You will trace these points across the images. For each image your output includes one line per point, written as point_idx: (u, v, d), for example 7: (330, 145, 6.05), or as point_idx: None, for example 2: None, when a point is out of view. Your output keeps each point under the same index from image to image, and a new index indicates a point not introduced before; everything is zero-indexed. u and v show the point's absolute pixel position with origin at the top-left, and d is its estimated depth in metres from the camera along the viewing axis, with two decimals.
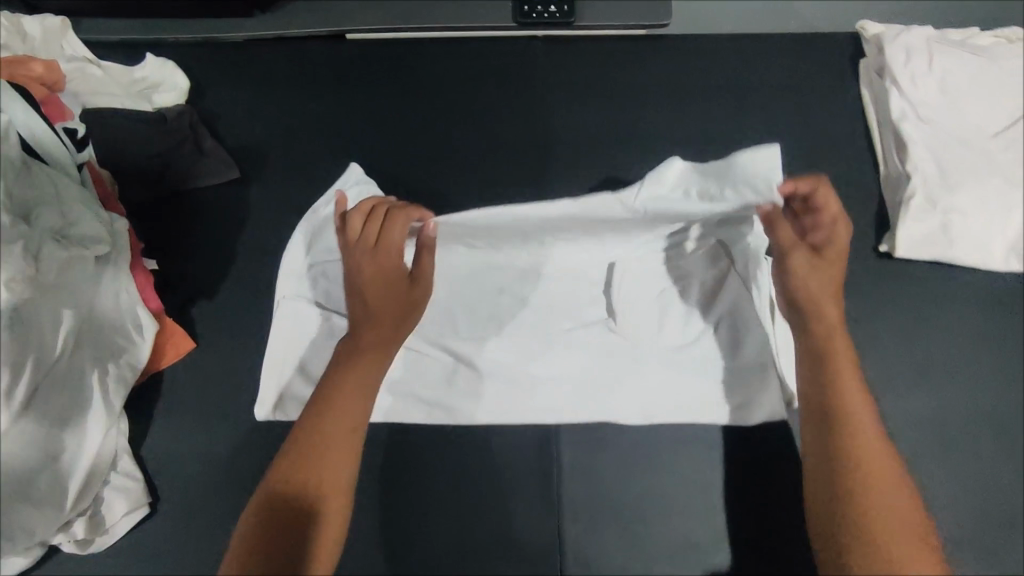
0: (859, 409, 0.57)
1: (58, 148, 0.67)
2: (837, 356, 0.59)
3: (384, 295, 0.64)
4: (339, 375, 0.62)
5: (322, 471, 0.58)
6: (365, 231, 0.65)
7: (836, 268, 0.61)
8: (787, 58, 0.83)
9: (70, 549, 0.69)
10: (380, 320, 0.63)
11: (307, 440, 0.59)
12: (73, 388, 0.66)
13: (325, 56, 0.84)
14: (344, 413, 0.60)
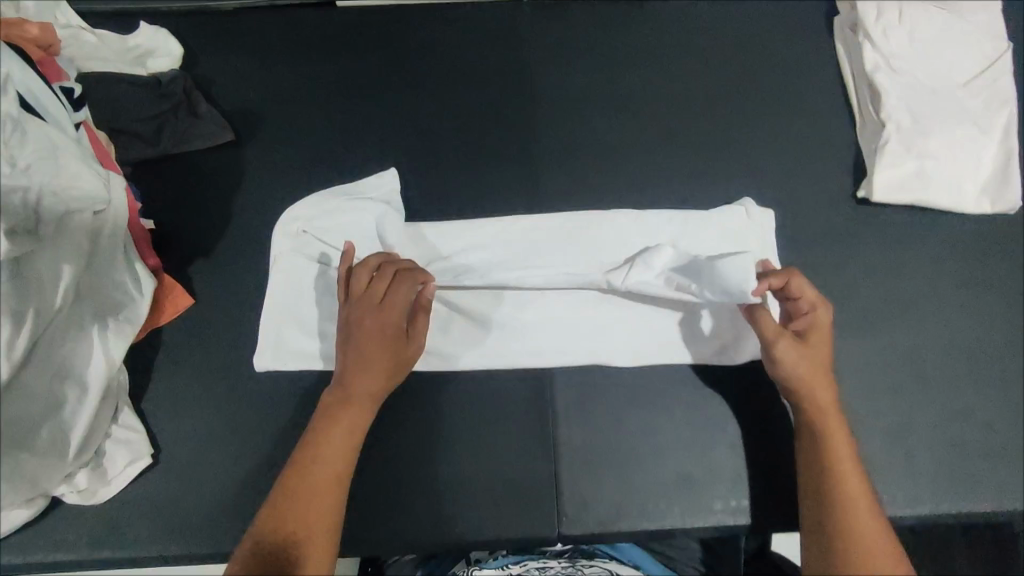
0: (838, 435, 0.63)
1: (56, 106, 0.68)
2: (827, 417, 0.64)
3: (382, 354, 0.65)
4: (335, 423, 0.63)
5: (315, 515, 0.59)
6: (367, 288, 0.67)
7: (819, 351, 0.66)
8: (763, 17, 0.86)
9: (74, 500, 0.70)
10: (375, 375, 0.65)
11: (303, 485, 0.60)
12: (73, 342, 0.68)
13: (316, 22, 0.85)
14: (330, 458, 0.62)
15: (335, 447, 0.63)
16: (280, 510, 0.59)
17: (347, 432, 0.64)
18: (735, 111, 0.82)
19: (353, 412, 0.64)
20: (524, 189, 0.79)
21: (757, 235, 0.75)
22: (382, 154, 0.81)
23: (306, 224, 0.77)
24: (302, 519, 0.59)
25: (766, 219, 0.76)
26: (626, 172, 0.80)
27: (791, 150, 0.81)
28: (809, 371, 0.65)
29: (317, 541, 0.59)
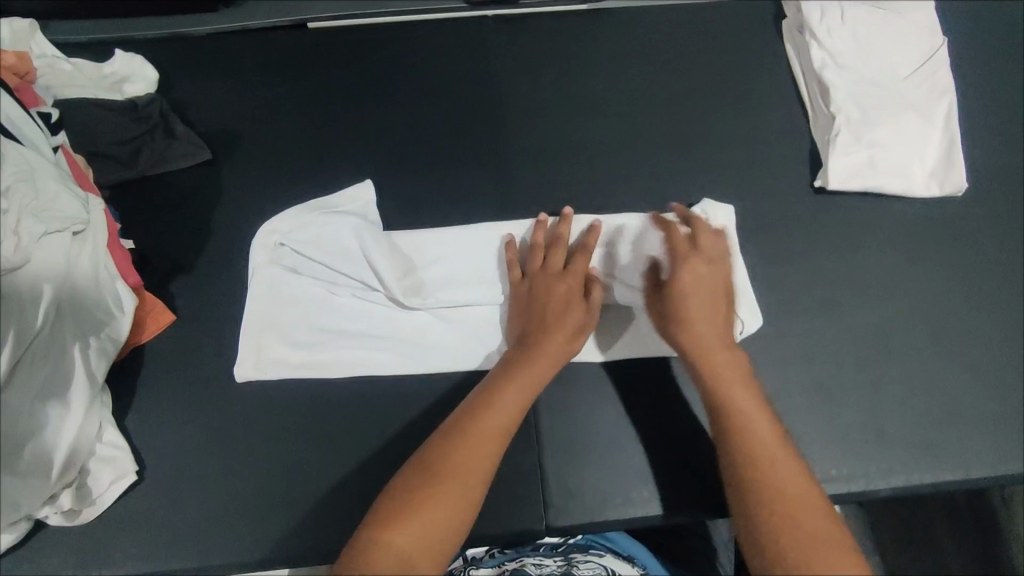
0: (734, 387, 0.63)
1: (33, 130, 0.70)
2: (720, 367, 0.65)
3: (563, 325, 0.68)
4: (508, 380, 0.65)
5: (462, 477, 0.58)
6: (550, 258, 0.73)
7: (683, 288, 0.68)
8: (717, 23, 0.90)
9: (57, 521, 0.69)
10: (546, 348, 0.67)
11: (466, 443, 0.60)
12: (55, 361, 0.68)
13: (288, 44, 0.88)
14: (505, 405, 0.63)
15: (501, 413, 0.62)
16: (429, 468, 0.58)
17: (512, 401, 0.63)
18: (695, 110, 0.86)
19: (522, 379, 0.65)
20: (497, 193, 0.82)
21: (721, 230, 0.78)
22: (357, 166, 0.83)
23: (283, 236, 0.79)
24: (448, 477, 0.58)
25: (727, 215, 0.79)
26: (596, 172, 0.83)
27: (750, 145, 0.85)
28: (678, 320, 0.67)
29: (468, 479, 0.58)
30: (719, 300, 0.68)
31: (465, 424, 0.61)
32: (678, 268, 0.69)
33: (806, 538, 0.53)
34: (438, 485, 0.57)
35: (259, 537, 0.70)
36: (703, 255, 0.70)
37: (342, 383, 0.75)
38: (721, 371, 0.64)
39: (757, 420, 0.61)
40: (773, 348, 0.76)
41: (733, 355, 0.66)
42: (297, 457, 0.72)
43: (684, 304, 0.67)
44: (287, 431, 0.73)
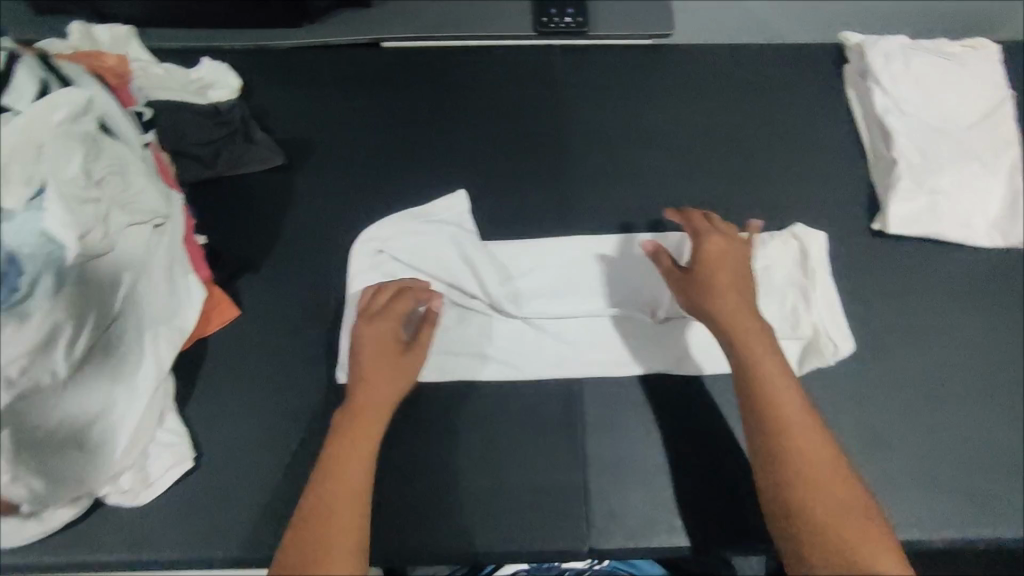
0: (760, 350, 0.66)
1: (129, 126, 0.74)
2: (747, 335, 0.67)
3: (382, 359, 0.69)
4: (341, 440, 0.66)
5: (335, 533, 0.61)
6: (370, 300, 0.72)
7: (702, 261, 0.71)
8: (780, 64, 0.92)
9: (117, 500, 0.72)
10: (382, 382, 0.68)
11: (332, 492, 0.63)
12: (127, 347, 0.72)
13: (364, 60, 0.93)
14: (346, 466, 0.64)
15: (352, 455, 0.65)
16: (302, 524, 0.62)
17: (363, 439, 0.66)
18: (754, 147, 0.88)
19: (366, 418, 0.67)
20: (555, 216, 0.84)
21: (777, 266, 0.80)
22: (423, 180, 0.86)
23: (381, 243, 0.81)
24: (326, 522, 0.61)
25: (819, 243, 0.80)
26: (653, 202, 0.85)
27: (809, 184, 0.86)
28: (708, 292, 0.69)
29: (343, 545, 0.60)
30: (744, 276, 0.71)
31: (325, 474, 0.64)
32: (710, 243, 0.72)
33: (823, 516, 0.59)
34: (322, 533, 0.61)
35: None
36: (725, 234, 0.73)
37: None
38: (750, 341, 0.67)
39: (790, 390, 0.65)
40: (823, 387, 0.76)
41: (756, 325, 0.68)
42: None
43: (720, 276, 0.70)
44: None
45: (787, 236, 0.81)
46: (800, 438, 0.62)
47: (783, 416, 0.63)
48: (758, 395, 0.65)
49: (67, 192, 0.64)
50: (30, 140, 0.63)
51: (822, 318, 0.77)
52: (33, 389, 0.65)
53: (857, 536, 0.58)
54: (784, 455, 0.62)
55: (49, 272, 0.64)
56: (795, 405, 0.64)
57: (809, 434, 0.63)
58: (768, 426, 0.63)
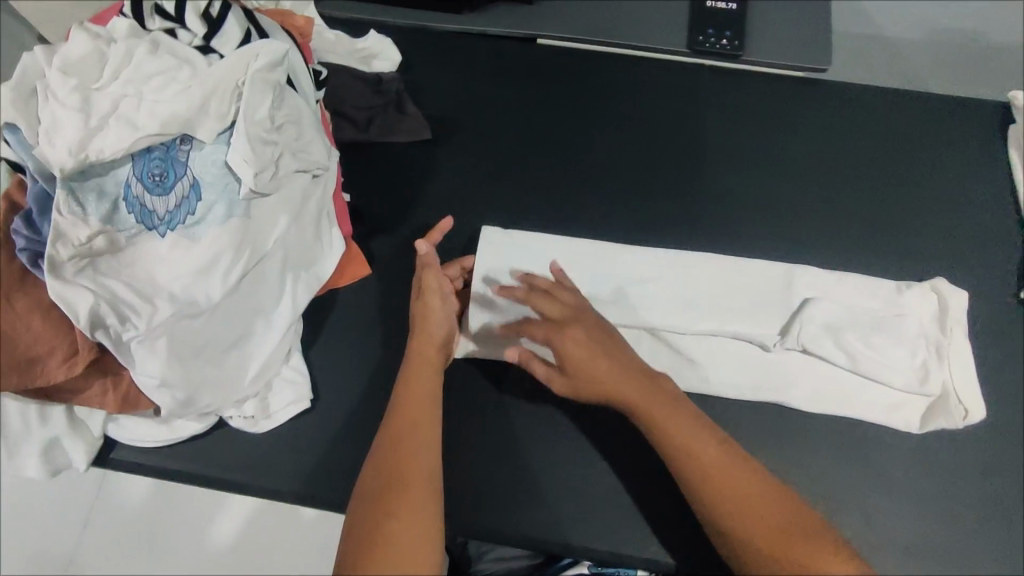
0: (663, 410, 0.66)
1: (308, 83, 0.80)
2: (646, 406, 0.66)
3: (423, 301, 0.75)
4: (410, 385, 0.70)
5: (410, 473, 0.64)
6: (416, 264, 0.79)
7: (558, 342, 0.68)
8: (939, 113, 0.90)
9: (238, 425, 0.77)
10: (430, 324, 0.74)
11: (399, 424, 0.68)
12: (271, 285, 0.76)
13: (517, 53, 0.96)
14: (416, 411, 0.69)
15: (415, 394, 0.70)
16: (379, 452, 0.66)
17: (423, 381, 0.71)
18: (899, 193, 0.85)
19: (423, 362, 0.72)
20: (684, 230, 0.84)
21: (915, 317, 0.76)
22: (559, 175, 0.88)
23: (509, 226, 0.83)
24: (399, 451, 0.66)
25: (957, 300, 0.76)
26: (786, 232, 0.84)
27: (955, 239, 0.83)
28: (576, 387, 0.68)
29: (416, 488, 0.63)
30: (608, 353, 0.68)
31: (394, 411, 0.69)
32: (552, 326, 0.69)
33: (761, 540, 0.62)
34: (392, 457, 0.65)
35: None
36: (574, 305, 0.71)
37: (505, 368, 0.78)
38: (660, 418, 0.66)
39: (683, 432, 0.65)
40: (943, 450, 0.73)
41: (663, 391, 0.67)
42: (450, 427, 0.77)
43: (577, 371, 0.67)
44: (449, 400, 0.78)
45: (922, 285, 0.78)
46: (725, 473, 0.64)
47: (714, 466, 0.64)
48: (691, 436, 0.65)
49: (253, 134, 0.70)
50: (230, 81, 0.69)
51: (953, 376, 0.74)
52: (190, 307, 0.70)
53: (791, 550, 0.61)
54: (714, 487, 0.64)
55: (222, 203, 0.71)
56: (713, 453, 0.65)
57: (723, 463, 0.64)
58: (696, 463, 0.65)
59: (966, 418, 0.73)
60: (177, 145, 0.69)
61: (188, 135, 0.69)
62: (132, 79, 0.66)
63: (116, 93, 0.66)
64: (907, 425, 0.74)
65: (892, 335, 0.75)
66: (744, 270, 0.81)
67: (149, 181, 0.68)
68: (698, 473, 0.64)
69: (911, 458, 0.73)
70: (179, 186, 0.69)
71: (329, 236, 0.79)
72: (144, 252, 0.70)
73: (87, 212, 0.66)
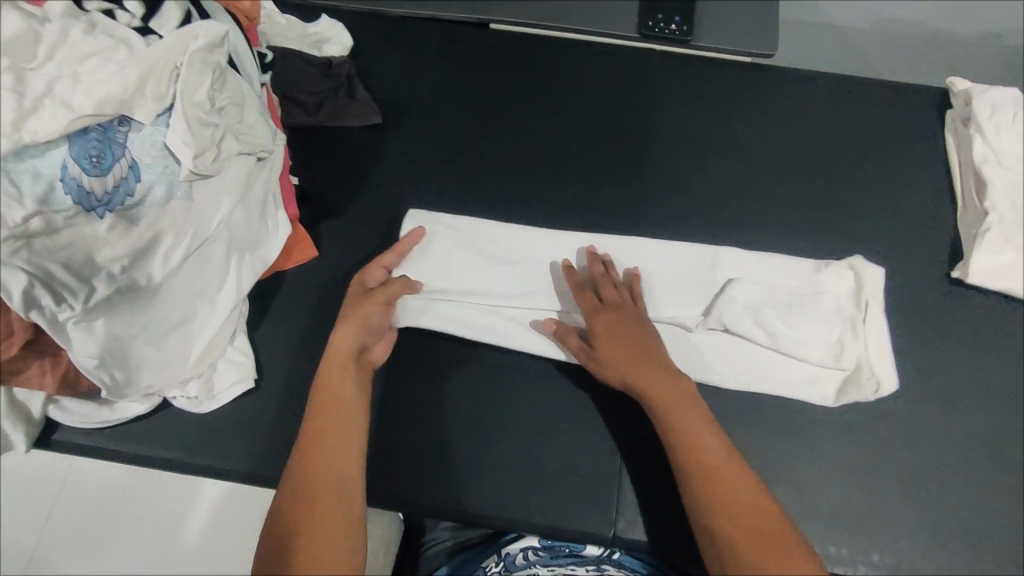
0: (682, 399, 0.69)
1: (251, 65, 0.80)
2: (668, 395, 0.70)
3: (352, 305, 0.74)
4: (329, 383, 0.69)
5: (324, 477, 0.64)
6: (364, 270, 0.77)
7: (600, 322, 0.74)
8: (880, 100, 0.92)
9: (183, 405, 0.78)
10: (357, 325, 0.72)
11: (316, 427, 0.67)
12: (215, 267, 0.77)
13: (468, 38, 0.96)
14: (332, 411, 0.68)
15: (335, 397, 0.69)
16: (292, 465, 0.65)
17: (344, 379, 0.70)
18: (838, 177, 0.87)
19: (334, 373, 0.70)
20: (627, 213, 0.86)
21: (830, 296, 0.78)
22: (507, 159, 0.89)
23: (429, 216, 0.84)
24: (316, 458, 0.65)
25: (874, 279, 0.79)
26: (727, 215, 0.85)
27: (891, 222, 0.85)
28: (605, 363, 0.73)
29: (329, 493, 0.63)
30: (635, 344, 0.72)
31: (312, 414, 0.68)
32: (597, 310, 0.75)
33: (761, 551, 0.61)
34: (308, 461, 0.65)
35: None
36: (624, 300, 0.76)
37: (450, 349, 0.79)
38: (667, 403, 0.69)
39: (699, 421, 0.68)
40: (870, 424, 0.75)
41: (677, 383, 0.71)
42: (394, 405, 0.77)
43: (606, 347, 0.73)
44: (392, 378, 0.78)
45: (830, 265, 0.80)
46: (731, 479, 0.65)
47: (711, 457, 0.66)
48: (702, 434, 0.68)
49: (192, 114, 0.69)
50: (168, 62, 0.69)
51: (866, 351, 0.76)
52: (130, 287, 0.71)
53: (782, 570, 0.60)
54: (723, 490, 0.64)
55: (162, 183, 0.70)
56: (723, 460, 0.66)
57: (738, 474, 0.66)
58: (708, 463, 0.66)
59: (877, 391, 0.74)
60: (114, 126, 0.68)
61: (126, 116, 0.68)
62: (68, 59, 0.65)
63: (49, 74, 0.64)
64: (837, 400, 0.76)
65: (823, 316, 0.77)
66: (678, 253, 0.82)
67: (87, 162, 0.66)
68: (706, 469, 0.66)
69: (840, 432, 0.75)
70: (116, 167, 0.68)
71: (271, 220, 0.81)
72: (85, 235, 0.67)
73: (22, 192, 0.63)
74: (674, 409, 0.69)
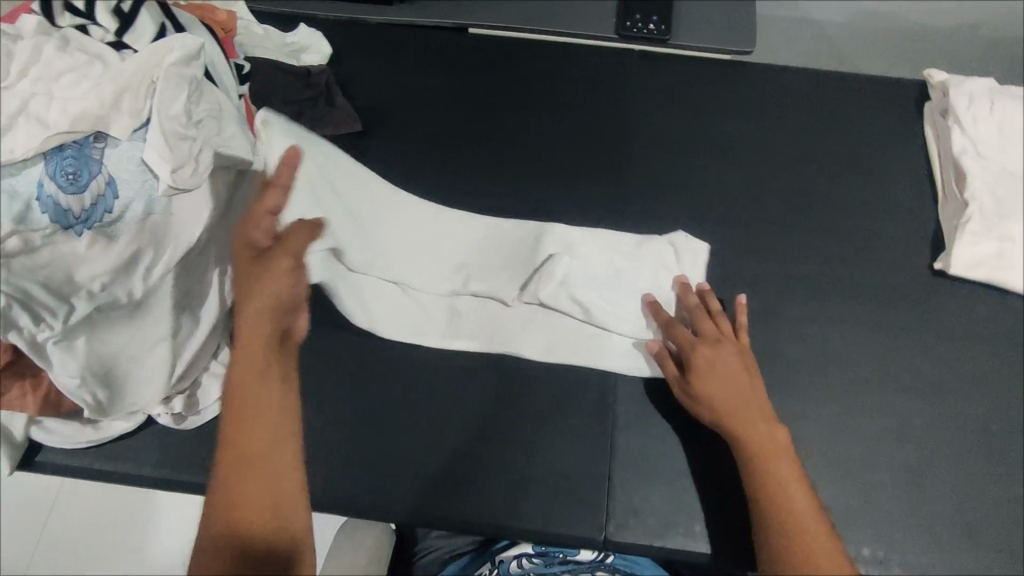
0: (774, 445, 0.66)
1: (228, 77, 0.79)
2: (761, 440, 0.66)
3: (242, 273, 0.65)
4: (242, 366, 0.63)
5: (259, 477, 0.60)
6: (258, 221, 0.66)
7: (705, 358, 0.70)
8: (859, 93, 0.92)
9: (167, 421, 0.77)
10: (255, 295, 0.64)
11: (243, 420, 0.62)
12: (197, 281, 0.77)
13: (447, 43, 0.96)
14: (259, 402, 0.63)
15: (259, 386, 0.63)
16: (224, 461, 0.61)
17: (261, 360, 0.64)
18: (819, 171, 0.87)
19: (244, 353, 0.64)
20: (611, 213, 0.86)
21: (799, 295, 0.81)
22: (490, 164, 0.89)
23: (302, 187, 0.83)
24: (251, 455, 0.61)
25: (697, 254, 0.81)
26: (710, 212, 0.85)
27: (873, 215, 0.85)
28: (705, 399, 0.69)
29: (268, 493, 0.60)
30: (740, 386, 0.69)
31: (237, 406, 0.62)
32: (699, 344, 0.71)
33: None
34: (241, 459, 0.61)
35: (334, 479, 0.75)
36: (726, 339, 0.73)
37: (436, 355, 0.80)
38: (756, 446, 0.66)
39: (791, 471, 0.65)
40: (858, 417, 0.75)
41: (770, 431, 0.67)
42: (381, 414, 0.77)
43: (704, 386, 0.69)
44: (380, 386, 0.79)
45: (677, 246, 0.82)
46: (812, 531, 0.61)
47: (792, 505, 0.63)
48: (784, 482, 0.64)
49: (169, 128, 0.69)
50: (143, 77, 0.68)
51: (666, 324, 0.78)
52: (110, 304, 0.71)
53: None
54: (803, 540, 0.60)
55: (140, 199, 0.69)
56: (807, 511, 0.62)
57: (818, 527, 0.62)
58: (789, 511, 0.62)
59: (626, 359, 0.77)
60: (90, 142, 0.67)
61: (102, 132, 0.67)
62: (42, 76, 0.65)
63: (24, 92, 0.64)
64: (823, 393, 0.76)
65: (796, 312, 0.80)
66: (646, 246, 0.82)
67: (62, 179, 0.65)
68: (787, 517, 0.62)
69: (829, 426, 0.75)
70: (94, 184, 0.67)
71: None
72: (64, 253, 0.67)
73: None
74: (764, 455, 0.66)
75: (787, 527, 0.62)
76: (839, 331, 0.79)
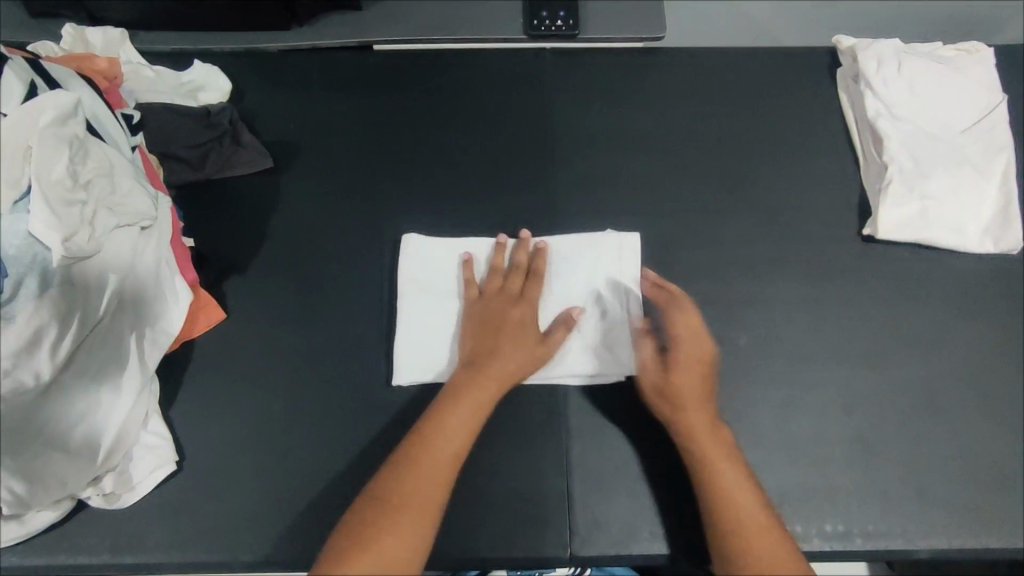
0: (725, 459, 0.65)
1: (116, 129, 0.75)
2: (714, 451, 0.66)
3: (528, 328, 0.72)
4: (457, 407, 0.66)
5: (397, 520, 0.58)
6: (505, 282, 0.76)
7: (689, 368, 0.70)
8: (771, 67, 0.92)
9: (98, 503, 0.73)
10: (511, 344, 0.71)
11: (413, 453, 0.63)
12: (113, 348, 0.72)
13: (353, 63, 0.93)
14: (444, 445, 0.64)
15: (456, 429, 0.65)
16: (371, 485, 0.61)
17: (482, 398, 0.68)
18: (742, 151, 0.87)
19: (466, 404, 0.67)
20: (541, 218, 0.84)
21: (738, 279, 0.80)
22: (412, 184, 0.86)
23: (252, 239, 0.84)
24: (401, 492, 0.60)
25: (632, 252, 0.79)
26: (640, 206, 0.84)
27: (799, 188, 0.85)
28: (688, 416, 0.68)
29: (396, 539, 0.57)
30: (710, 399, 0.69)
31: (427, 437, 0.64)
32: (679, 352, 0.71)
33: None
34: (389, 491, 0.60)
35: (287, 536, 0.72)
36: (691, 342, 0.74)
37: (379, 391, 0.77)
38: (715, 460, 0.65)
39: (739, 478, 0.64)
40: (808, 394, 0.75)
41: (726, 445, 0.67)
42: (330, 461, 0.74)
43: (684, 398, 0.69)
44: (324, 432, 0.75)
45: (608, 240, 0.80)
46: (767, 538, 0.60)
47: (747, 515, 0.62)
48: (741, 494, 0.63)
49: (52, 194, 0.63)
50: (15, 143, 0.62)
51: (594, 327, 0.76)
52: (18, 390, 0.65)
53: None
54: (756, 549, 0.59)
55: (34, 273, 0.64)
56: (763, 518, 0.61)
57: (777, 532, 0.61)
58: (745, 521, 0.61)
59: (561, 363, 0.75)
60: None
61: None
62: None
63: None
64: (770, 375, 0.76)
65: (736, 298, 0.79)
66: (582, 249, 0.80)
67: None
68: (742, 525, 0.61)
69: (781, 406, 0.75)
70: None
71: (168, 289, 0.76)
72: None
73: None
74: (720, 468, 0.65)
75: (743, 541, 0.60)
76: (780, 309, 0.79)
